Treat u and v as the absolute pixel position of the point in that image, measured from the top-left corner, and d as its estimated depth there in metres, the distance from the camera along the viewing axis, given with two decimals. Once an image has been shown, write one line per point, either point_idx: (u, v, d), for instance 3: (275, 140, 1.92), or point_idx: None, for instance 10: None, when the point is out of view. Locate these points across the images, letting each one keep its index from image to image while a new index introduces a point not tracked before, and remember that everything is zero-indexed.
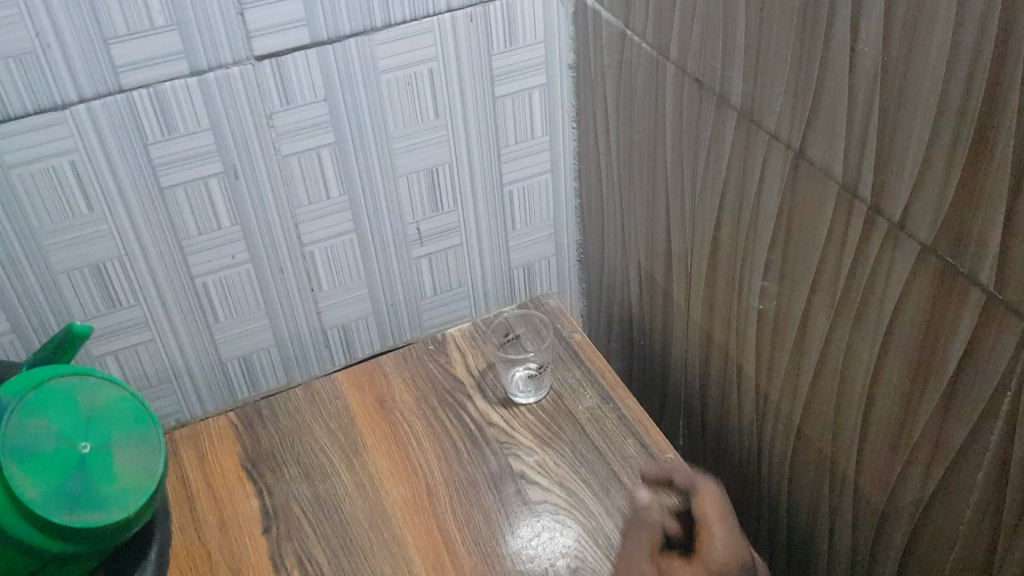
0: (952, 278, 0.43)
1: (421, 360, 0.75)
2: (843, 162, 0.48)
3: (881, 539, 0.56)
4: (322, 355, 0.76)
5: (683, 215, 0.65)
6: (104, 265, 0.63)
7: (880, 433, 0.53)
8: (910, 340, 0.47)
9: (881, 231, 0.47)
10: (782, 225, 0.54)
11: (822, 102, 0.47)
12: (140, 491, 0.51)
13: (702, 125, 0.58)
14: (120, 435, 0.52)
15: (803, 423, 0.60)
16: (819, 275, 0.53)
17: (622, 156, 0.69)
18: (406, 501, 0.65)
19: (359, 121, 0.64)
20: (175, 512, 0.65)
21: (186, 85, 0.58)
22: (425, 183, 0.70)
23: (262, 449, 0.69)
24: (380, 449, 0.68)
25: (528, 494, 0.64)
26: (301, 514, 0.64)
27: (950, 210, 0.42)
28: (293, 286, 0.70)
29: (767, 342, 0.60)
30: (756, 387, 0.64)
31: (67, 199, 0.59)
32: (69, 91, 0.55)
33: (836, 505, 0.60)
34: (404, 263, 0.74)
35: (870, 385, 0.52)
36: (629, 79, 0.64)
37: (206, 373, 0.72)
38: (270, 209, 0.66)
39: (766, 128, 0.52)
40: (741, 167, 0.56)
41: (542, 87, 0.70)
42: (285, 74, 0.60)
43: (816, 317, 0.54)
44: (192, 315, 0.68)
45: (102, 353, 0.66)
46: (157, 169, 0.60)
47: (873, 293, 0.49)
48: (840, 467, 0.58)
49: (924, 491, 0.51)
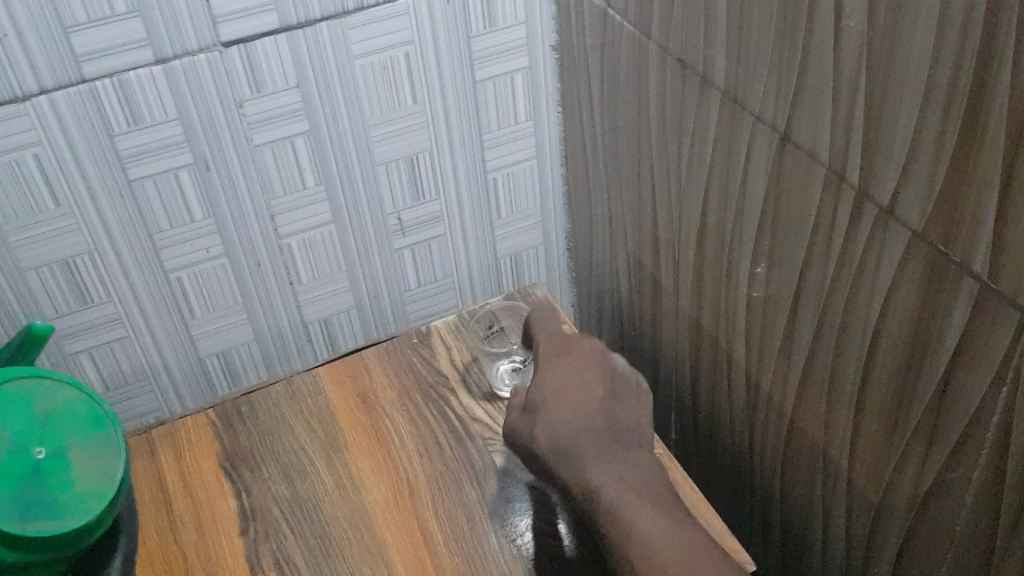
0: (943, 267, 0.41)
1: (405, 353, 0.73)
2: (829, 145, 0.45)
3: (877, 535, 0.54)
4: (304, 349, 0.74)
5: (670, 202, 0.62)
6: (73, 261, 0.61)
7: (873, 426, 0.50)
8: (902, 332, 0.45)
9: (870, 217, 0.44)
10: (768, 211, 0.52)
11: (806, 81, 0.45)
12: (100, 496, 0.51)
13: (686, 108, 0.56)
14: (76, 440, 0.52)
15: (794, 414, 0.58)
16: (808, 263, 0.50)
17: (608, 141, 0.67)
18: (388, 500, 0.63)
19: (333, 109, 0.62)
20: (151, 513, 0.64)
21: (151, 74, 0.56)
22: (405, 170, 0.68)
23: (241, 448, 0.67)
24: (361, 445, 0.66)
25: (512, 491, 0.63)
26: (280, 514, 0.63)
27: (941, 195, 0.40)
28: (271, 279, 0.68)
29: (757, 331, 0.58)
30: (747, 378, 0.62)
31: (31, 194, 0.57)
32: (28, 82, 0.53)
33: (830, 498, 0.58)
34: (386, 254, 0.72)
35: (862, 378, 0.50)
36: (612, 61, 0.62)
37: (183, 369, 0.70)
38: (244, 201, 0.64)
39: (750, 109, 0.50)
40: (726, 150, 0.54)
41: (525, 71, 0.68)
42: (254, 60, 0.58)
43: (806, 307, 0.52)
44: (167, 310, 0.66)
45: (75, 352, 0.65)
46: (125, 161, 0.58)
47: (863, 281, 0.47)
48: (833, 461, 0.56)
49: (919, 487, 0.49)
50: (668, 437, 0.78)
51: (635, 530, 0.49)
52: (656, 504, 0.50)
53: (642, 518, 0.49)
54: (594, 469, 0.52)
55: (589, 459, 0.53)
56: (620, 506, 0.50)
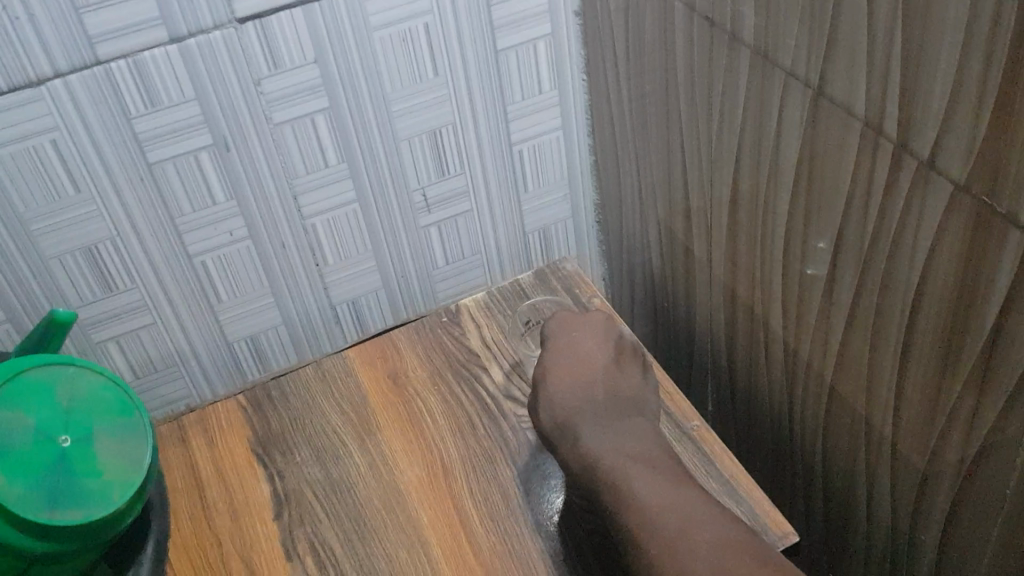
0: (988, 218, 0.39)
1: (435, 332, 0.72)
2: (865, 99, 0.43)
3: (924, 500, 0.52)
4: (333, 331, 0.73)
5: (701, 168, 0.60)
6: (97, 248, 0.60)
7: (917, 390, 0.49)
8: (946, 290, 0.43)
9: (910, 171, 0.42)
10: (803, 172, 0.50)
11: (839, 32, 0.43)
12: (126, 484, 0.48)
13: (715, 67, 0.54)
14: (101, 427, 0.49)
15: (834, 381, 0.56)
16: (846, 225, 0.49)
17: (635, 108, 0.65)
18: (421, 480, 0.62)
19: (353, 83, 0.61)
20: (185, 500, 0.63)
21: (166, 53, 0.55)
22: (428, 145, 0.66)
23: (273, 431, 0.67)
24: (393, 427, 0.65)
25: (547, 467, 0.61)
26: (314, 497, 0.62)
27: (984, 143, 0.38)
28: (297, 261, 0.67)
29: (794, 297, 0.56)
30: (785, 346, 0.60)
31: (52, 181, 0.56)
32: (42, 66, 0.52)
33: (874, 467, 0.56)
34: (412, 232, 0.71)
35: (904, 341, 0.48)
36: (637, 24, 0.60)
37: (212, 355, 0.69)
38: (266, 181, 0.63)
39: (781, 65, 0.48)
40: (758, 110, 0.52)
41: (548, 38, 0.66)
42: (270, 36, 0.57)
43: (845, 270, 0.50)
44: (193, 296, 0.65)
45: (103, 339, 0.64)
46: (143, 143, 0.57)
47: (904, 239, 0.45)
48: (877, 428, 0.54)
49: (969, 449, 0.47)
50: (705, 409, 0.77)
51: (647, 504, 0.44)
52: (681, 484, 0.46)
53: (659, 493, 0.45)
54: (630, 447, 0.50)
55: (608, 453, 0.48)
56: (638, 483, 0.45)
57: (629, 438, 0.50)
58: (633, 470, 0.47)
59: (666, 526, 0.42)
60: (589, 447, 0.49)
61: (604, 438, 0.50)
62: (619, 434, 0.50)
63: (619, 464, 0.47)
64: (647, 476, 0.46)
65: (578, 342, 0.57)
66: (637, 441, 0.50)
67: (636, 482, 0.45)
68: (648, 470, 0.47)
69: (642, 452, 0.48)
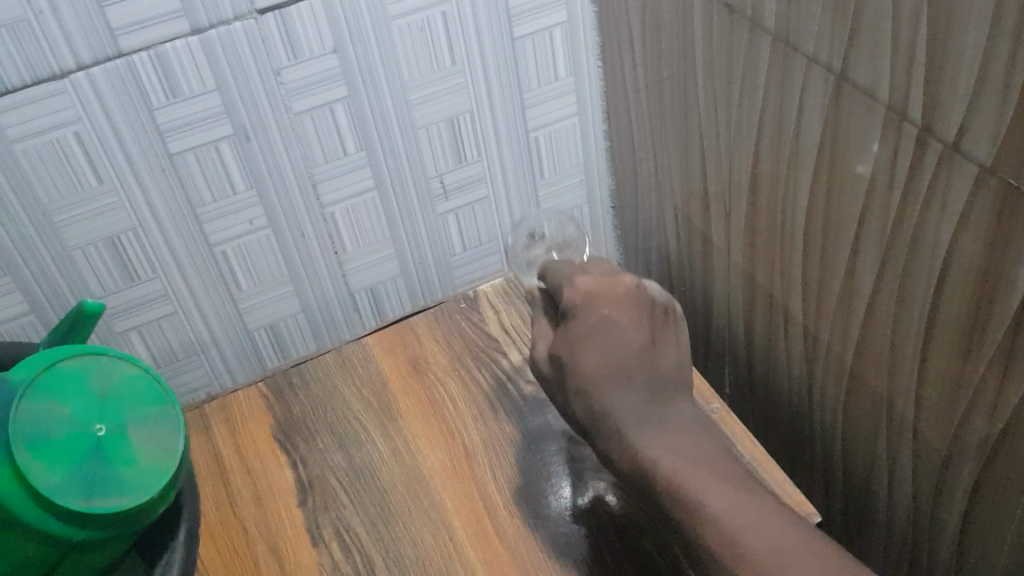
0: (1015, 200, 0.40)
1: (453, 318, 0.73)
2: (889, 84, 0.44)
3: (947, 479, 0.53)
4: (352, 319, 0.74)
5: (719, 153, 0.61)
6: (119, 238, 0.61)
7: (940, 372, 0.49)
8: (971, 271, 0.44)
9: (935, 154, 0.43)
10: (824, 157, 0.51)
11: (863, 17, 0.43)
12: (161, 472, 0.47)
13: (734, 53, 0.54)
14: (136, 415, 0.48)
15: (855, 363, 0.57)
16: (868, 208, 0.49)
17: (652, 94, 0.65)
18: (445, 466, 0.63)
19: (371, 72, 0.61)
20: (209, 488, 0.64)
21: (187, 44, 0.55)
22: (446, 133, 0.67)
23: (294, 418, 0.67)
24: (416, 413, 0.66)
25: (570, 452, 0.62)
26: (337, 484, 0.63)
27: (1011, 127, 0.38)
28: (316, 249, 0.68)
29: (814, 280, 0.57)
30: (804, 330, 0.61)
31: (75, 173, 0.57)
32: (65, 58, 0.53)
33: (896, 449, 0.57)
34: (430, 219, 0.71)
35: (928, 322, 0.49)
36: (655, 12, 0.60)
37: (233, 344, 0.70)
38: (286, 170, 0.63)
39: (803, 51, 0.48)
40: (778, 96, 0.52)
41: (564, 25, 0.67)
42: (290, 26, 0.57)
43: (867, 251, 0.51)
44: (213, 286, 0.66)
45: (125, 329, 0.65)
46: (165, 134, 0.58)
47: (928, 221, 0.45)
48: (899, 409, 0.54)
49: (995, 428, 0.47)
50: (722, 393, 0.77)
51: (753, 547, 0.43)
52: (778, 512, 0.44)
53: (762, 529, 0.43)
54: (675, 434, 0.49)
55: (682, 467, 0.47)
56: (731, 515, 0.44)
57: (696, 448, 0.48)
58: (715, 493, 0.45)
59: (775, 566, 0.41)
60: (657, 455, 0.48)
61: (659, 440, 0.49)
62: (674, 432, 0.49)
63: (697, 482, 0.46)
64: (722, 489, 0.45)
65: (603, 309, 0.52)
66: (679, 434, 0.49)
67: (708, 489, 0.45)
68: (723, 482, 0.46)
69: (719, 469, 0.47)
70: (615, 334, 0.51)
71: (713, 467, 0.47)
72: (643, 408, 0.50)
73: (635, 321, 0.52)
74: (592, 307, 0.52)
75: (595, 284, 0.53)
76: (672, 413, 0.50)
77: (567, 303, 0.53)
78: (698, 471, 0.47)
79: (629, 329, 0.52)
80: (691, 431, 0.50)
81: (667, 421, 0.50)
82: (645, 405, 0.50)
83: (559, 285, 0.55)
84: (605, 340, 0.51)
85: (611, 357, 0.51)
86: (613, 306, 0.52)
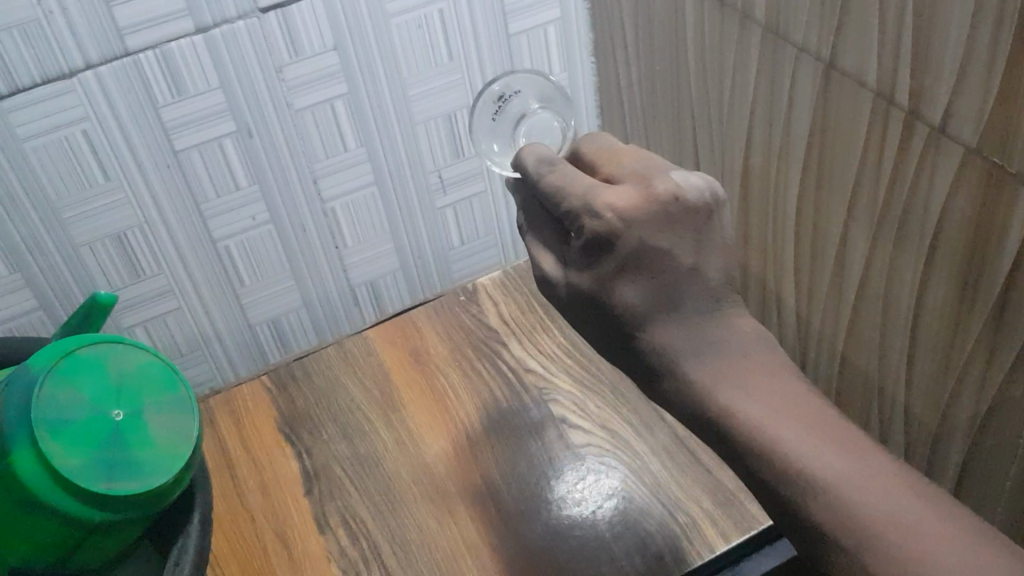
0: (1000, 178, 0.41)
1: (453, 312, 0.75)
2: (876, 70, 0.45)
3: (938, 455, 0.55)
4: (352, 313, 0.75)
5: (711, 145, 0.63)
6: (126, 234, 0.62)
7: (929, 351, 0.51)
8: (959, 250, 0.46)
9: (921, 137, 0.44)
10: (814, 145, 0.52)
11: (850, 7, 0.45)
12: (176, 456, 0.48)
13: (725, 46, 0.56)
14: (152, 401, 0.49)
15: (846, 347, 0.59)
16: (857, 192, 0.51)
17: (644, 88, 0.67)
18: (447, 453, 0.64)
19: (371, 69, 0.63)
20: (217, 479, 0.65)
21: (192, 43, 0.56)
22: (444, 128, 0.68)
23: (299, 411, 0.69)
24: (418, 404, 0.68)
25: (571, 438, 0.63)
26: (343, 473, 0.64)
27: (994, 108, 0.40)
28: (317, 244, 0.69)
29: (806, 266, 0.59)
30: (797, 316, 0.62)
31: (83, 170, 0.58)
32: (73, 57, 0.54)
33: (887, 429, 0.58)
34: (429, 213, 0.72)
35: (917, 303, 0.50)
36: (648, 9, 0.62)
37: (236, 339, 0.71)
38: (288, 166, 0.64)
39: (793, 41, 0.50)
40: (768, 88, 0.54)
41: (557, 22, 0.68)
42: (292, 24, 0.59)
43: (857, 235, 0.52)
44: (217, 282, 0.67)
45: (131, 324, 0.66)
46: (171, 132, 0.59)
47: (916, 203, 0.47)
48: (890, 390, 0.56)
49: (983, 403, 0.49)
50: None
51: (873, 529, 0.38)
52: (894, 474, 0.39)
53: (879, 504, 0.38)
54: (755, 397, 0.43)
55: (773, 422, 0.42)
56: (842, 487, 0.39)
57: (786, 392, 0.43)
58: (831, 471, 0.40)
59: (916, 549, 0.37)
60: (743, 412, 0.42)
61: (742, 393, 0.43)
62: (753, 384, 0.43)
63: (803, 452, 0.40)
64: (828, 454, 0.40)
65: (640, 234, 0.43)
66: (748, 366, 0.44)
67: (814, 460, 0.40)
68: (824, 446, 0.41)
69: (817, 423, 0.42)
70: (655, 258, 0.44)
71: (811, 421, 0.42)
72: (708, 349, 0.44)
73: (680, 237, 0.44)
74: (623, 230, 0.43)
75: (628, 196, 0.43)
76: (749, 350, 0.45)
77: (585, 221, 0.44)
78: (791, 432, 0.41)
79: (671, 251, 0.44)
80: (773, 369, 0.44)
81: (744, 359, 0.45)
82: (710, 347, 0.45)
83: (565, 200, 0.44)
84: (644, 270, 0.44)
85: (658, 289, 0.44)
86: (651, 224, 0.43)
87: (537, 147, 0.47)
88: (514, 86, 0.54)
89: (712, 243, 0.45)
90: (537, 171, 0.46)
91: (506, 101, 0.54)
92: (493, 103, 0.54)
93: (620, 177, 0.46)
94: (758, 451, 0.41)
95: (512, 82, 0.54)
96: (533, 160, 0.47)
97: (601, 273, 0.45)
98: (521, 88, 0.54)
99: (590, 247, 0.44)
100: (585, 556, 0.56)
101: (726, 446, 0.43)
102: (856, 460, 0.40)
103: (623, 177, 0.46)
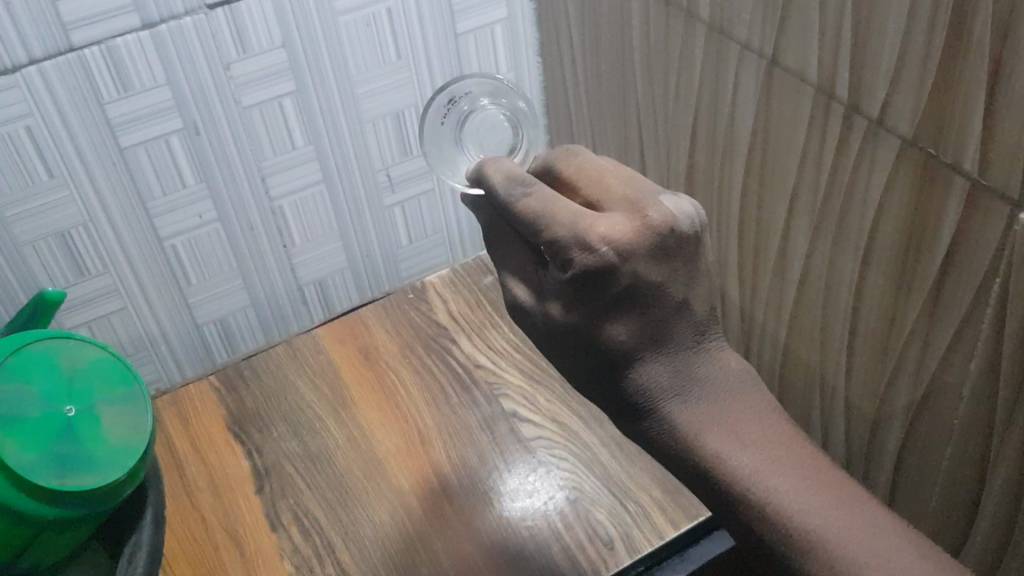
0: (935, 169, 0.43)
1: (403, 309, 0.75)
2: (817, 66, 0.47)
3: (876, 440, 0.56)
4: (300, 313, 0.75)
5: (657, 142, 0.64)
6: (70, 233, 0.61)
7: (869, 339, 0.53)
8: (896, 240, 0.47)
9: (860, 130, 0.46)
10: (758, 140, 0.54)
11: (792, 4, 0.47)
12: (130, 452, 0.48)
13: (670, 45, 0.57)
14: (103, 397, 0.49)
15: (789, 338, 0.60)
16: (799, 185, 0.52)
17: (590, 87, 0.68)
18: (399, 448, 0.64)
19: (319, 67, 0.63)
20: (166, 480, 0.65)
21: (138, 40, 0.56)
22: (391, 126, 0.69)
23: (248, 411, 0.68)
24: (368, 401, 0.68)
25: (521, 432, 0.64)
26: (294, 471, 0.64)
27: (929, 101, 0.41)
28: (265, 243, 0.69)
29: (750, 259, 0.60)
30: (742, 310, 0.64)
31: (26, 167, 0.57)
32: (17, 52, 0.53)
33: (828, 418, 0.60)
34: (377, 212, 0.73)
35: (856, 293, 0.52)
36: (594, 8, 0.63)
37: (184, 340, 0.70)
38: (236, 164, 0.64)
39: (737, 39, 0.52)
40: (713, 85, 0.55)
41: (504, 21, 0.69)
42: (239, 22, 0.59)
43: (799, 228, 0.54)
44: (163, 281, 0.67)
45: (75, 325, 0.65)
46: (116, 129, 0.59)
47: (855, 195, 0.49)
48: (830, 379, 0.58)
49: (918, 390, 0.51)
50: None
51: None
52: (892, 531, 0.40)
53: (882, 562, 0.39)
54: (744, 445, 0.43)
55: (766, 475, 0.42)
56: (846, 549, 0.39)
57: (772, 437, 0.43)
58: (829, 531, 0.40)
59: None
60: (734, 462, 0.42)
61: (732, 441, 0.43)
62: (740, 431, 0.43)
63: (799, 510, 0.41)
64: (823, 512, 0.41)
65: (635, 267, 0.42)
66: (733, 409, 0.44)
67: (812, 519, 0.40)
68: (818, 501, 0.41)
69: (808, 472, 0.42)
70: (648, 292, 0.43)
71: (801, 472, 0.42)
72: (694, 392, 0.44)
73: (672, 270, 0.43)
74: (617, 265, 0.41)
75: (620, 228, 0.42)
76: (733, 390, 0.45)
77: (558, 242, 0.42)
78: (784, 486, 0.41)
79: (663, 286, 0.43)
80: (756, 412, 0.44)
81: (727, 400, 0.44)
82: (694, 387, 0.44)
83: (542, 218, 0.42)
84: (635, 305, 0.43)
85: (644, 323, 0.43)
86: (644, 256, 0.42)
87: (501, 166, 0.45)
88: (464, 89, 0.55)
89: (698, 272, 0.44)
90: (510, 195, 0.43)
91: (456, 104, 0.54)
92: (443, 108, 0.55)
93: (603, 202, 0.45)
94: (754, 507, 0.41)
95: (462, 85, 0.54)
96: (500, 179, 0.44)
97: (587, 306, 0.43)
98: (473, 90, 0.55)
99: (580, 281, 0.42)
100: (538, 546, 0.57)
101: (713, 494, 0.43)
102: (851, 516, 0.41)
103: (607, 202, 0.44)
